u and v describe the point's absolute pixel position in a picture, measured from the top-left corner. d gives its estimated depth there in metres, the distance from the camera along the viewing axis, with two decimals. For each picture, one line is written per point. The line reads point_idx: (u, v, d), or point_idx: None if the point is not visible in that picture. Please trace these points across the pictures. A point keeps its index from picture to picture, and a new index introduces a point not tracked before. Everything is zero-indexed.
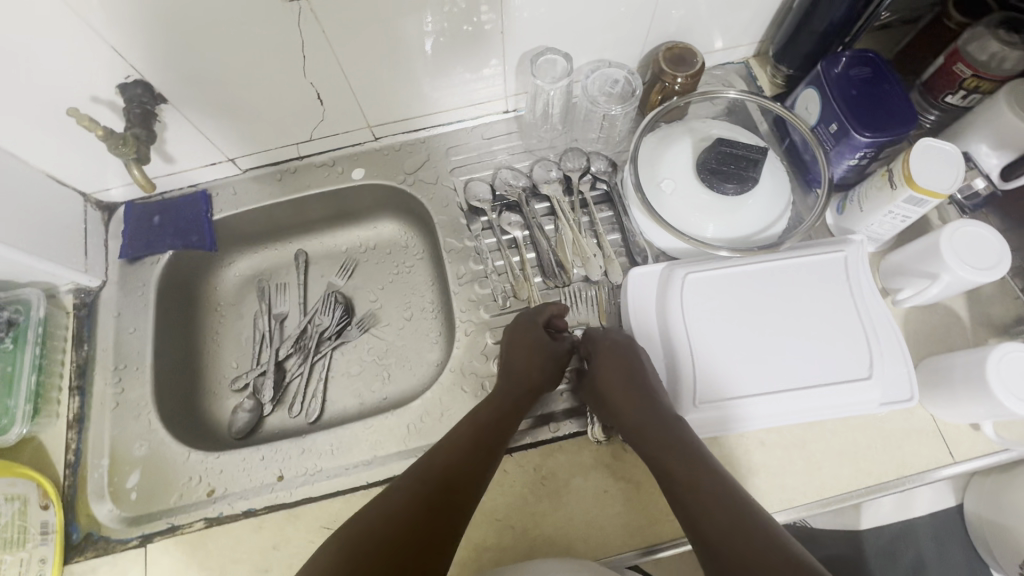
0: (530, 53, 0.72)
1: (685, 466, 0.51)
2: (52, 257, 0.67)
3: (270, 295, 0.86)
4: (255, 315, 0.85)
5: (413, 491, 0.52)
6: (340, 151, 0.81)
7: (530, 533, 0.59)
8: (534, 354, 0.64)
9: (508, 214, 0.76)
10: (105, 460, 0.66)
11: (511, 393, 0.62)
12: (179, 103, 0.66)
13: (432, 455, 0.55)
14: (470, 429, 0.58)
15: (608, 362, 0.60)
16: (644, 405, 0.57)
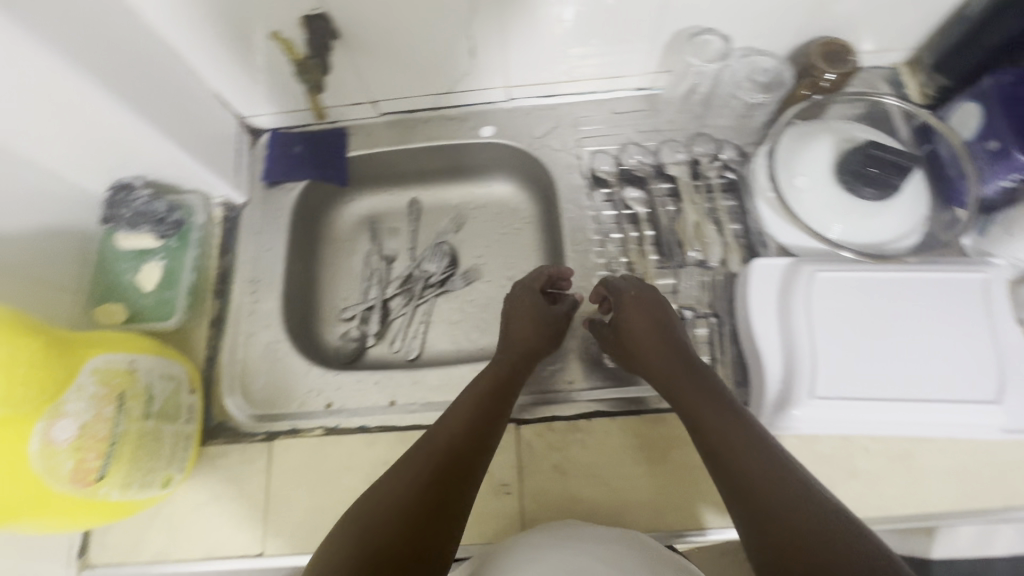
0: (685, 32, 0.71)
1: (729, 432, 0.52)
2: (214, 171, 0.73)
3: (382, 236, 0.90)
4: (367, 253, 0.89)
5: (426, 456, 0.54)
6: (472, 108, 0.84)
7: (621, 492, 0.62)
8: (528, 330, 0.67)
9: (631, 189, 0.77)
10: (239, 361, 0.72)
11: (517, 355, 0.65)
12: (347, 42, 0.69)
13: (443, 427, 0.57)
14: (468, 398, 0.59)
15: (645, 338, 0.62)
16: (689, 377, 0.58)
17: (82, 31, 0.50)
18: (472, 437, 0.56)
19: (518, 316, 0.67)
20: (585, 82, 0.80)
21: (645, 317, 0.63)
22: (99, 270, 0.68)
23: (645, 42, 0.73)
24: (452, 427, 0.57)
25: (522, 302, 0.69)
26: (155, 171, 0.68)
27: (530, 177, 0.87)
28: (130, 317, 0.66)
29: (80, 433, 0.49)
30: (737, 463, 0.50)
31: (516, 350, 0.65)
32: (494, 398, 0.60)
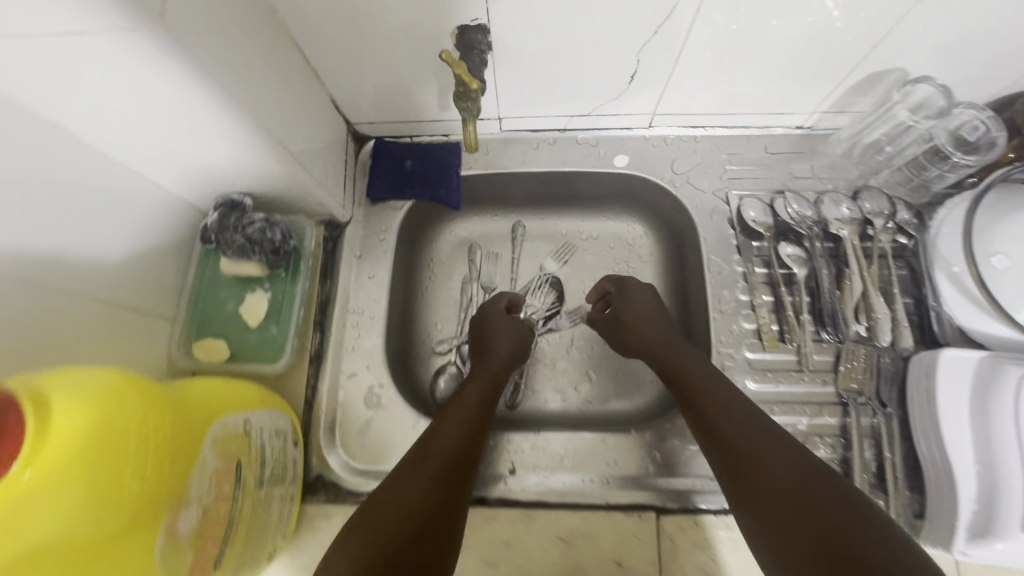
0: (885, 75, 0.60)
1: (749, 443, 0.47)
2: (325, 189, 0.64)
3: (481, 263, 0.81)
4: (465, 282, 0.80)
5: (433, 458, 0.50)
6: (605, 133, 0.74)
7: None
8: (508, 345, 0.66)
9: (785, 245, 0.68)
10: (339, 404, 0.65)
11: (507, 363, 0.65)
12: (495, 56, 0.59)
13: (443, 429, 0.53)
14: (472, 403, 0.57)
15: (680, 357, 0.59)
16: (718, 389, 0.53)
17: (200, 31, 0.42)
18: (466, 442, 0.53)
19: (499, 332, 0.65)
20: (740, 115, 0.70)
21: (641, 310, 0.66)
22: (198, 297, 0.60)
23: (829, 80, 0.62)
24: (452, 427, 0.53)
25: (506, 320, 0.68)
26: (262, 187, 0.60)
27: (657, 214, 0.78)
28: (231, 355, 0.59)
29: (203, 520, 0.43)
30: (770, 475, 0.44)
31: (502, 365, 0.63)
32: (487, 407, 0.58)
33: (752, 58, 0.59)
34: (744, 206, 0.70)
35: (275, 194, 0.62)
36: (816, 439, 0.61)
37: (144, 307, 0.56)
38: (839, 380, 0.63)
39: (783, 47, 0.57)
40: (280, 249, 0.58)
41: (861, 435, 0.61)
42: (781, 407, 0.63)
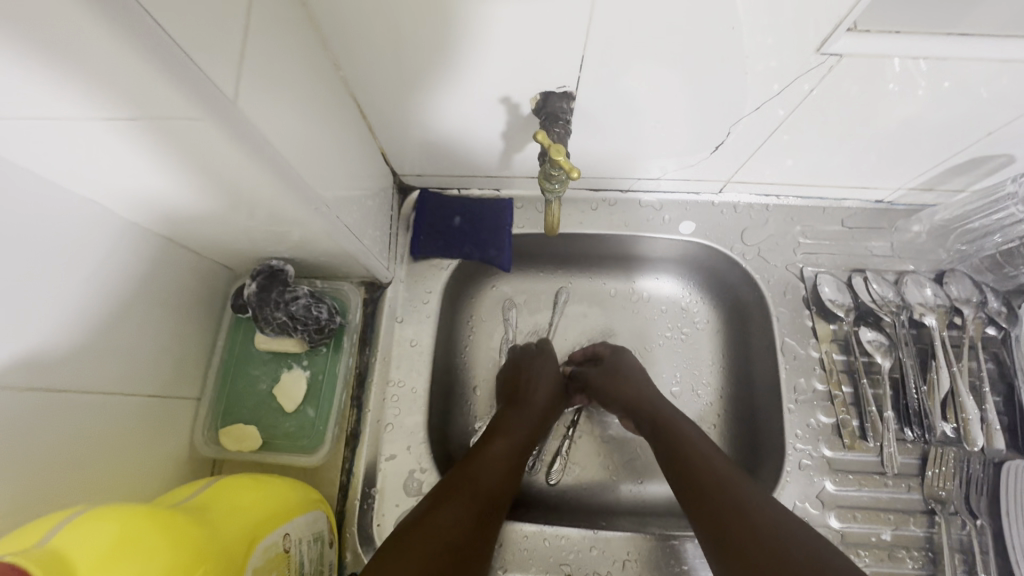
0: (989, 160, 0.55)
1: (745, 528, 0.48)
2: (370, 251, 0.57)
3: (525, 325, 0.75)
4: (506, 344, 0.73)
5: (439, 535, 0.48)
6: (671, 197, 0.70)
7: None
8: (545, 390, 0.66)
9: (865, 329, 0.64)
10: (375, 491, 0.58)
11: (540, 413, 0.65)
12: (576, 119, 0.55)
13: (459, 498, 0.52)
14: (498, 465, 0.57)
15: (674, 419, 0.60)
16: (715, 467, 0.53)
17: (282, 101, 0.37)
18: (483, 512, 0.53)
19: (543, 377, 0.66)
20: (819, 186, 0.65)
21: (613, 372, 0.67)
22: (228, 374, 0.56)
23: (925, 160, 0.58)
24: (458, 501, 0.52)
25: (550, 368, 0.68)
26: (304, 254, 0.54)
27: (719, 283, 0.72)
28: (263, 442, 0.54)
29: None
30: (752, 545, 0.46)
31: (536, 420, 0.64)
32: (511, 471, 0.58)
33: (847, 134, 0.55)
34: (820, 284, 0.66)
35: (319, 261, 0.56)
36: (902, 553, 0.56)
37: (171, 384, 0.51)
38: (925, 486, 0.58)
39: (886, 127, 0.53)
40: (324, 326, 0.55)
41: (952, 551, 0.56)
42: (863, 513, 0.58)
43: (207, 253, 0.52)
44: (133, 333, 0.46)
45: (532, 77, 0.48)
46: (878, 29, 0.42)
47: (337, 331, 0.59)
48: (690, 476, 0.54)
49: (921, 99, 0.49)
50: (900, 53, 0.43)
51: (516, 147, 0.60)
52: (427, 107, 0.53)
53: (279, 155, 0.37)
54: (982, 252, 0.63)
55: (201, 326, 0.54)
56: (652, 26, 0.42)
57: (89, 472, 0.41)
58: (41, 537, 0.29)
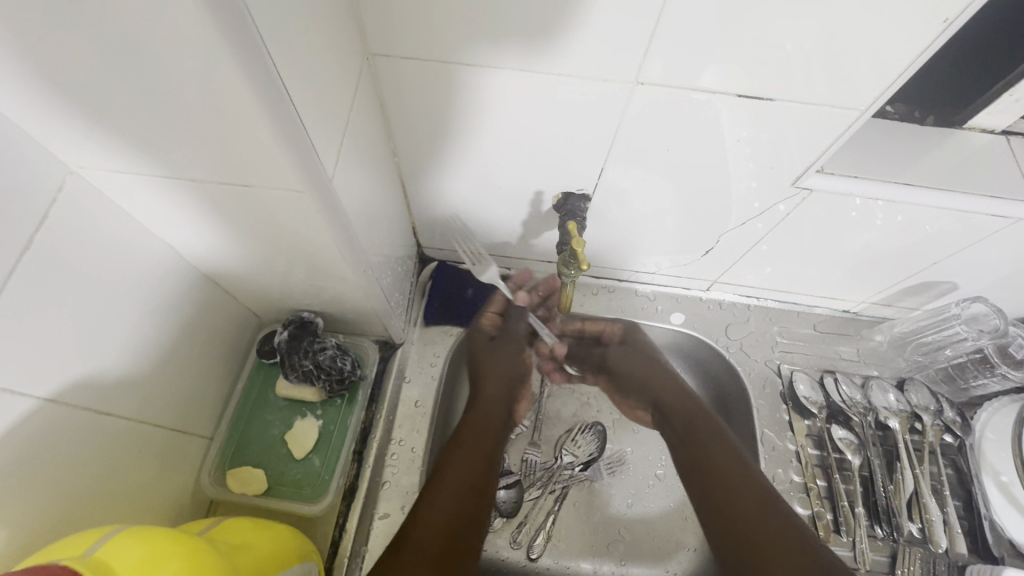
0: (937, 285, 0.66)
1: (734, 478, 0.56)
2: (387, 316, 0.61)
3: None
4: None
5: (434, 517, 0.51)
6: (664, 289, 0.77)
7: None
8: (500, 381, 0.67)
9: (837, 426, 0.69)
10: (365, 550, 0.57)
11: (499, 402, 0.66)
12: (594, 214, 0.63)
13: (434, 497, 0.53)
14: (468, 459, 0.57)
15: (698, 416, 0.63)
16: (737, 470, 0.56)
17: (357, 177, 0.44)
18: (464, 504, 0.54)
19: (495, 356, 0.69)
20: (794, 293, 0.74)
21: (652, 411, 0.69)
22: (243, 416, 0.59)
23: (884, 280, 0.67)
24: (454, 481, 0.55)
25: (506, 351, 0.70)
26: (337, 308, 0.59)
27: (703, 373, 0.78)
28: (267, 487, 0.56)
29: None
30: (765, 549, 0.50)
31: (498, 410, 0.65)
32: (483, 462, 0.58)
33: (817, 253, 0.64)
34: (795, 380, 0.72)
35: (346, 316, 0.61)
36: None
37: (192, 420, 0.53)
38: None
39: (850, 249, 0.63)
40: (345, 378, 0.59)
41: None
42: None
43: (244, 298, 0.56)
44: (175, 365, 0.49)
45: (560, 178, 0.57)
46: (840, 173, 0.53)
47: (355, 384, 0.63)
48: (725, 502, 0.54)
49: (879, 230, 0.58)
50: (859, 193, 0.53)
51: (533, 232, 0.68)
52: (463, 190, 0.61)
53: (349, 219, 0.43)
54: (937, 364, 0.70)
55: (225, 364, 0.58)
56: (665, 148, 0.52)
57: (115, 494, 0.44)
58: (88, 548, 0.32)
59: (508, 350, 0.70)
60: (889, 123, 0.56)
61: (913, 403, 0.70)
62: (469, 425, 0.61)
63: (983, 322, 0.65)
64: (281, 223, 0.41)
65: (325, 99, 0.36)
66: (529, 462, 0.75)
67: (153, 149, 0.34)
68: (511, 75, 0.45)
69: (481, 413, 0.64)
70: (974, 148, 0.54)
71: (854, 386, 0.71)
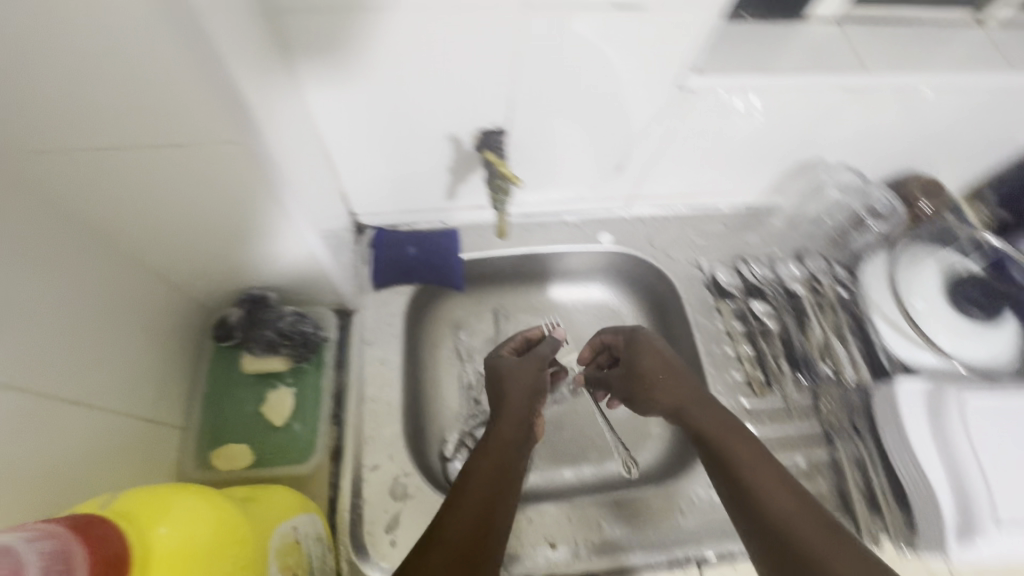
0: (810, 163, 0.77)
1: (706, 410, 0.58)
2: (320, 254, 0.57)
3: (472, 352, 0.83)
4: (462, 373, 0.81)
5: (456, 536, 0.47)
6: (589, 214, 0.84)
7: None
8: (522, 391, 0.61)
9: (755, 300, 0.79)
10: (362, 501, 0.61)
11: (521, 410, 0.59)
12: (512, 150, 0.67)
13: (455, 509, 0.50)
14: (487, 469, 0.53)
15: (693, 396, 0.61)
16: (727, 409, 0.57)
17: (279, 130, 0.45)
18: (484, 516, 0.50)
19: (509, 373, 0.63)
20: (700, 196, 0.83)
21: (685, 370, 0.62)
22: (212, 401, 0.59)
23: (770, 167, 0.77)
24: (477, 491, 0.51)
25: (526, 369, 0.65)
26: (285, 282, 0.60)
27: (638, 284, 0.86)
28: (255, 460, 0.57)
29: None
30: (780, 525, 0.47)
31: (523, 417, 0.58)
32: (506, 471, 0.54)
33: (708, 153, 0.73)
34: (716, 272, 0.81)
35: (294, 287, 0.61)
36: (815, 472, 0.68)
37: (161, 408, 0.54)
38: (821, 415, 0.72)
39: (736, 143, 0.71)
40: (308, 341, 0.61)
41: (851, 463, 0.68)
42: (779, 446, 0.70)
43: (185, 286, 0.56)
44: (130, 355, 0.50)
45: (474, 117, 0.61)
46: (712, 71, 0.60)
47: (320, 350, 0.65)
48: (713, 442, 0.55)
49: (762, 119, 0.67)
50: (733, 85, 0.60)
51: (460, 178, 0.71)
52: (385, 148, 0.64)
53: (280, 170, 0.45)
54: (822, 233, 0.83)
55: (180, 355, 0.58)
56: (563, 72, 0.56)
57: (100, 474, 0.45)
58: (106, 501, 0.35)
59: (531, 369, 0.64)
60: (747, 24, 0.64)
61: (811, 269, 0.82)
62: (495, 435, 0.56)
63: (847, 185, 0.78)
64: (215, 186, 0.43)
65: (244, 53, 0.38)
66: None
67: (80, 114, 0.36)
68: (409, 14, 0.47)
69: (507, 422, 0.58)
70: (815, 34, 0.64)
71: (764, 265, 0.82)
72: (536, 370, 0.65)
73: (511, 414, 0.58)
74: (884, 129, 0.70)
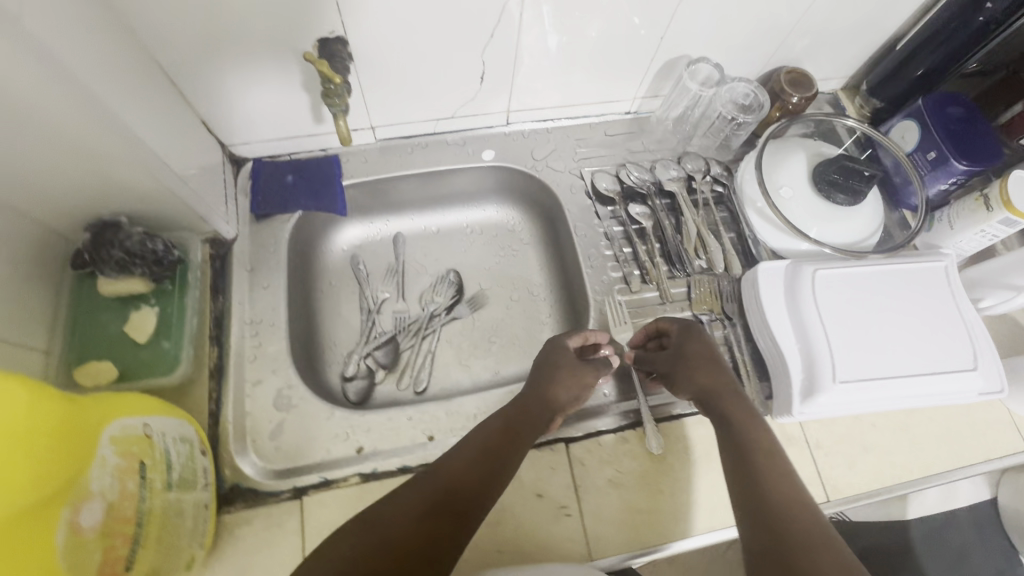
0: (676, 61, 0.78)
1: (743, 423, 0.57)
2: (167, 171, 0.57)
3: (367, 279, 0.84)
4: (361, 300, 0.83)
5: (446, 480, 0.51)
6: (471, 133, 0.84)
7: (650, 479, 0.64)
8: (564, 382, 0.63)
9: (633, 204, 0.81)
10: (247, 412, 0.64)
11: (556, 396, 0.62)
12: (365, 65, 0.67)
13: (452, 454, 0.54)
14: (497, 433, 0.56)
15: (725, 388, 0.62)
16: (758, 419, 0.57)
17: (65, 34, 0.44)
18: (483, 471, 0.53)
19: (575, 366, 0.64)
20: (578, 105, 0.84)
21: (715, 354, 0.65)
22: (75, 324, 0.61)
23: (638, 68, 0.78)
24: (471, 450, 0.54)
25: (585, 369, 0.66)
26: (141, 205, 0.61)
27: (529, 199, 0.88)
28: (119, 375, 0.60)
29: (108, 515, 0.42)
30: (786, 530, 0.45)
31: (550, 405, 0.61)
32: (507, 440, 0.56)
33: (569, 56, 0.73)
34: (597, 180, 0.83)
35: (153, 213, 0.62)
36: None
37: (29, 333, 0.55)
38: (693, 304, 0.75)
39: (595, 44, 0.72)
40: (163, 260, 0.63)
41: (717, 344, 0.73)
42: None
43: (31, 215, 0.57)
44: None
45: (311, 28, 0.61)
46: None
47: (182, 271, 0.67)
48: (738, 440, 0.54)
49: (610, 13, 0.67)
50: None
51: (322, 98, 0.71)
52: (229, 68, 0.63)
53: (79, 77, 0.45)
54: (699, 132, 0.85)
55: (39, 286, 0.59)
56: None
57: None
58: None
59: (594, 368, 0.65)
60: None
61: (690, 169, 0.83)
62: (519, 405, 0.61)
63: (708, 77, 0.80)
64: (8, 91, 0.42)
65: None
66: (400, 318, 0.83)
67: None
68: None
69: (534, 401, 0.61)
70: None
71: (644, 169, 0.84)
72: (589, 372, 0.65)
73: (535, 396, 0.62)
74: (736, 18, 0.71)
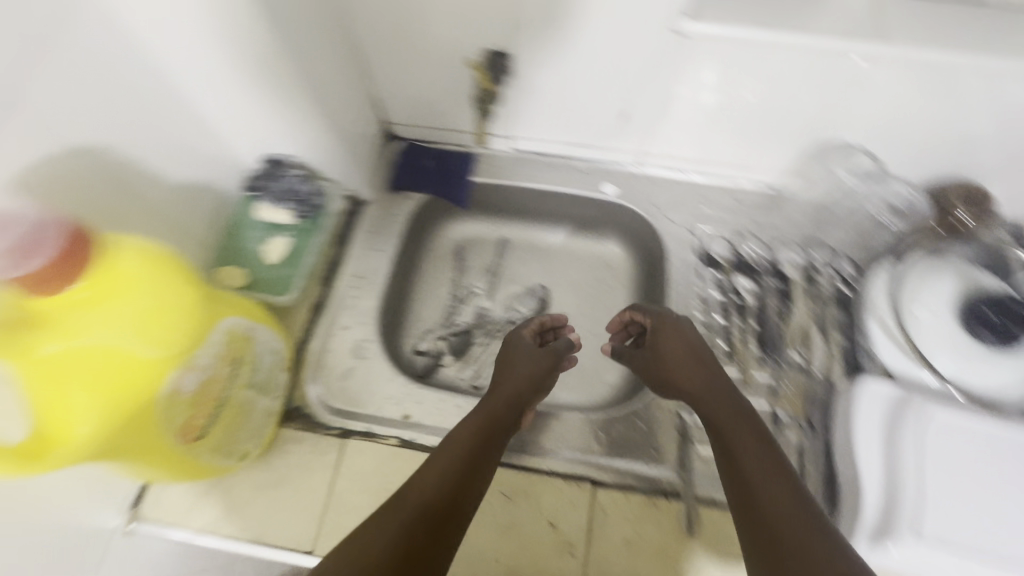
0: (832, 144, 0.73)
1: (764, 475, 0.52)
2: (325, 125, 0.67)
3: (465, 270, 0.90)
4: (451, 284, 0.89)
5: (419, 497, 0.51)
6: (599, 163, 0.87)
7: (668, 555, 0.61)
8: (524, 379, 0.66)
9: (741, 277, 0.78)
10: (327, 350, 0.73)
11: (505, 389, 0.64)
12: (521, 80, 0.73)
13: (425, 471, 0.54)
14: (460, 443, 0.57)
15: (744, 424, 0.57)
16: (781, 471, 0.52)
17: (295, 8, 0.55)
18: (461, 486, 0.53)
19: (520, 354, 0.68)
20: (713, 163, 0.82)
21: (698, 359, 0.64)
22: (230, 235, 0.73)
23: (787, 142, 0.75)
24: (449, 460, 0.55)
25: (531, 355, 0.69)
26: (306, 152, 0.72)
27: (636, 241, 0.88)
28: (246, 284, 0.71)
29: (202, 388, 0.51)
30: None
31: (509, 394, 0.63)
32: (484, 448, 0.57)
33: (716, 114, 0.73)
34: (710, 242, 0.81)
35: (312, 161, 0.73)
36: None
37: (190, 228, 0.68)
38: (774, 396, 0.70)
39: (746, 107, 0.71)
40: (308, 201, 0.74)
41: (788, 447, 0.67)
42: None
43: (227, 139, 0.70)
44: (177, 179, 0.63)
45: (484, 39, 0.68)
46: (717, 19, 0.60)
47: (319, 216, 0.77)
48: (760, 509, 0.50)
49: (770, 82, 0.66)
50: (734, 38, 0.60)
51: (475, 100, 0.78)
52: (408, 58, 0.72)
53: None
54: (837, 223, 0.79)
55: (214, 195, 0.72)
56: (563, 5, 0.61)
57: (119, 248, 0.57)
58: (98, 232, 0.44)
59: (520, 353, 0.69)
60: None
61: (815, 259, 0.79)
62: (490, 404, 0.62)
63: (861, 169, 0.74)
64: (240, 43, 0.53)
65: None
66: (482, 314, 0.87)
67: None
68: None
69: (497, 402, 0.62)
70: None
71: (764, 246, 0.80)
72: (546, 365, 0.68)
73: (498, 393, 0.64)
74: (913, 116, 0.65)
